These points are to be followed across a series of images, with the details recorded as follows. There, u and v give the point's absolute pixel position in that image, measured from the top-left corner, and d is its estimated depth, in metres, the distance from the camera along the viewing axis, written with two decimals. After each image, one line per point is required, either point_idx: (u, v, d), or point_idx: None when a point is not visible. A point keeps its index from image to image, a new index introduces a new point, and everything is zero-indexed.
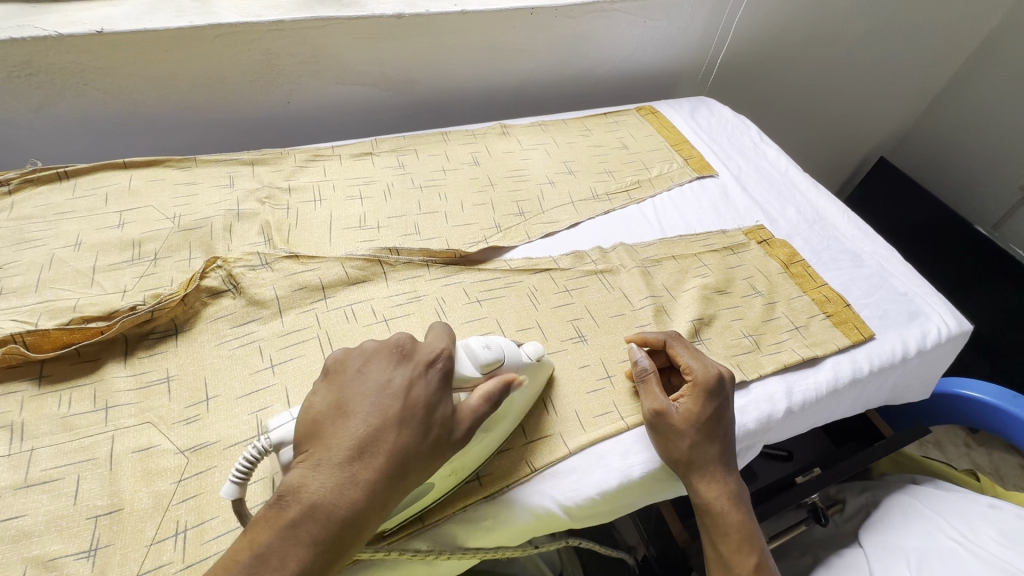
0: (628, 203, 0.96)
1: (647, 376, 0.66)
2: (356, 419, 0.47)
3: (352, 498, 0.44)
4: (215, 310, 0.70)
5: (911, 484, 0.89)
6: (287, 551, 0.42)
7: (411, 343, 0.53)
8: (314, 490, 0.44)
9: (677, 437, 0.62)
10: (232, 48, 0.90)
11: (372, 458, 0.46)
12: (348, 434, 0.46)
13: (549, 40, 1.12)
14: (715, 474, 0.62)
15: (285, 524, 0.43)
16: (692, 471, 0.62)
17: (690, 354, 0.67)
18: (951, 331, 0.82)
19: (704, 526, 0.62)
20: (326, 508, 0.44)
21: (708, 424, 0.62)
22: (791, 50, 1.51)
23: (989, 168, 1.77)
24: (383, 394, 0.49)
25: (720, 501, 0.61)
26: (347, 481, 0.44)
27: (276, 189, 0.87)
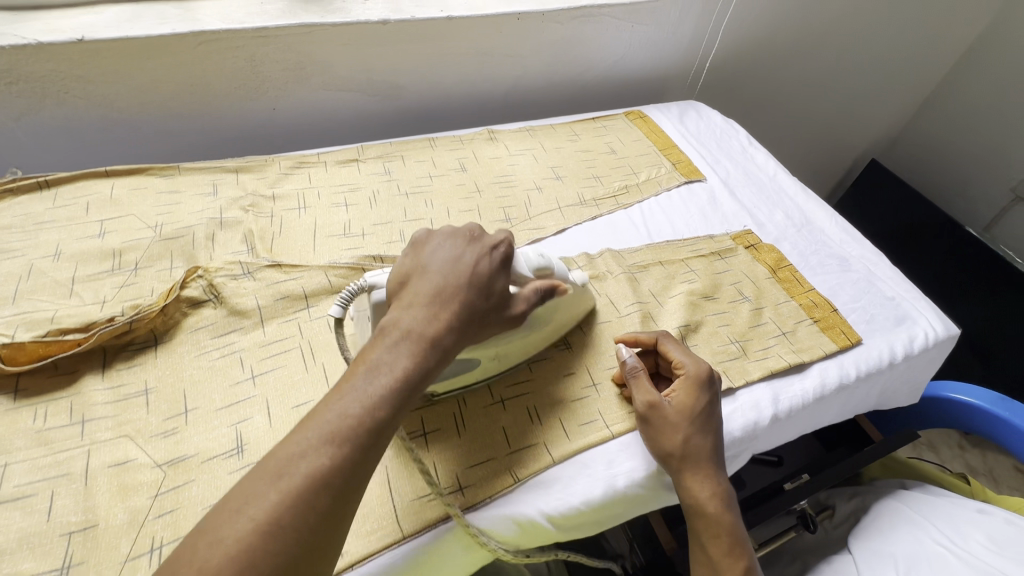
0: (616, 208, 0.96)
1: (638, 371, 0.66)
2: (436, 275, 0.54)
3: (443, 326, 0.51)
4: (196, 320, 0.69)
5: (901, 489, 0.89)
6: (392, 361, 0.48)
7: (477, 231, 0.60)
8: (409, 320, 0.50)
9: (672, 430, 0.62)
10: (216, 54, 0.90)
11: (453, 300, 0.53)
12: (430, 284, 0.53)
13: (536, 46, 1.12)
14: (707, 472, 0.61)
15: (390, 343, 0.49)
16: (686, 467, 0.61)
17: (680, 349, 0.68)
18: (939, 335, 0.82)
19: (694, 527, 0.61)
20: (423, 331, 0.50)
21: (702, 416, 0.63)
22: (781, 54, 1.51)
23: (979, 170, 1.77)
24: (455, 259, 0.56)
25: (712, 500, 0.61)
26: (435, 313, 0.51)
27: (260, 197, 0.86)
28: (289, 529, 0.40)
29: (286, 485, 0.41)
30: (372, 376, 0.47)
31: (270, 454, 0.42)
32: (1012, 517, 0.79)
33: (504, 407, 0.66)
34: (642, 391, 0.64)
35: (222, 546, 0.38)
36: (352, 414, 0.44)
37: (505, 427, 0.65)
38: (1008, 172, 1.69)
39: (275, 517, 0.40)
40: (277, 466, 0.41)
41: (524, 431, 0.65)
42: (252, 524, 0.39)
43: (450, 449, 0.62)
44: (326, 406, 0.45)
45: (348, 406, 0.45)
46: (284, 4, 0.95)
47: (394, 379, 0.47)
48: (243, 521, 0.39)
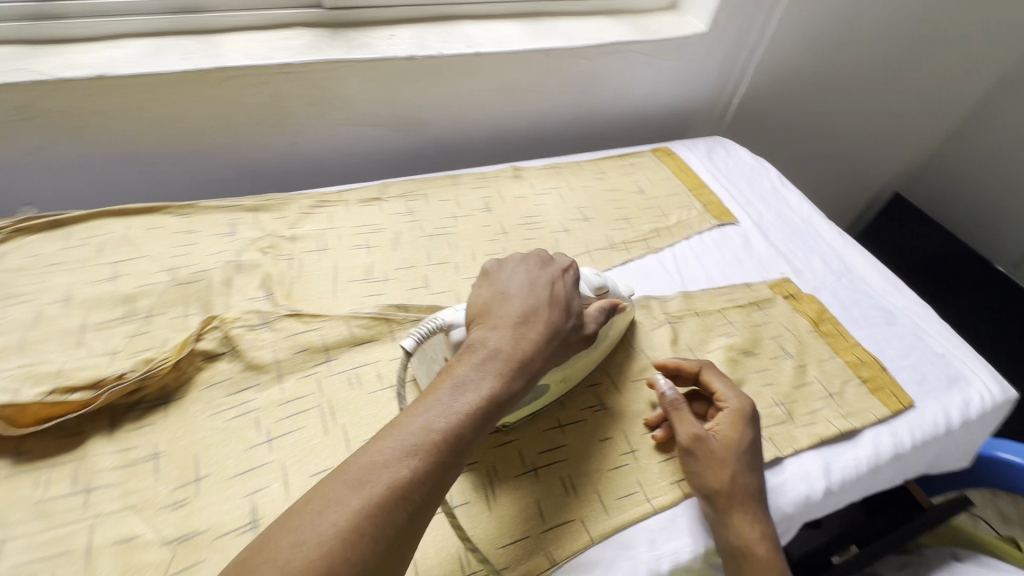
0: (647, 252, 0.92)
1: (679, 402, 0.64)
2: (519, 300, 0.57)
3: (526, 351, 0.53)
4: (210, 375, 0.65)
5: (953, 561, 0.83)
6: (480, 380, 0.49)
7: (547, 257, 0.64)
8: (496, 342, 0.52)
9: (718, 466, 0.60)
10: (239, 90, 0.88)
11: (535, 327, 0.55)
12: (514, 309, 0.56)
13: (562, 81, 1.10)
14: (755, 513, 0.58)
15: (476, 362, 0.50)
16: (733, 506, 0.58)
17: (722, 380, 0.66)
18: (995, 398, 0.77)
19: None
20: (506, 354, 0.52)
21: (748, 452, 0.61)
22: (807, 89, 1.49)
23: (1008, 206, 1.73)
24: (536, 286, 0.59)
25: (760, 544, 0.57)
26: (520, 339, 0.53)
27: (279, 238, 0.83)
28: (370, 539, 0.40)
29: (369, 491, 0.41)
30: (458, 391, 0.48)
31: (354, 459, 0.43)
32: None
33: (537, 476, 0.62)
34: (684, 423, 0.63)
35: (306, 550, 0.38)
36: (439, 428, 0.45)
37: (538, 498, 0.60)
38: None
39: (359, 524, 0.39)
40: (360, 474, 0.41)
41: (559, 504, 0.60)
42: (333, 529, 0.39)
43: (480, 526, 0.57)
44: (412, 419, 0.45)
45: (436, 419, 0.45)
46: (309, 39, 0.94)
47: (480, 398, 0.48)
48: (324, 525, 0.39)
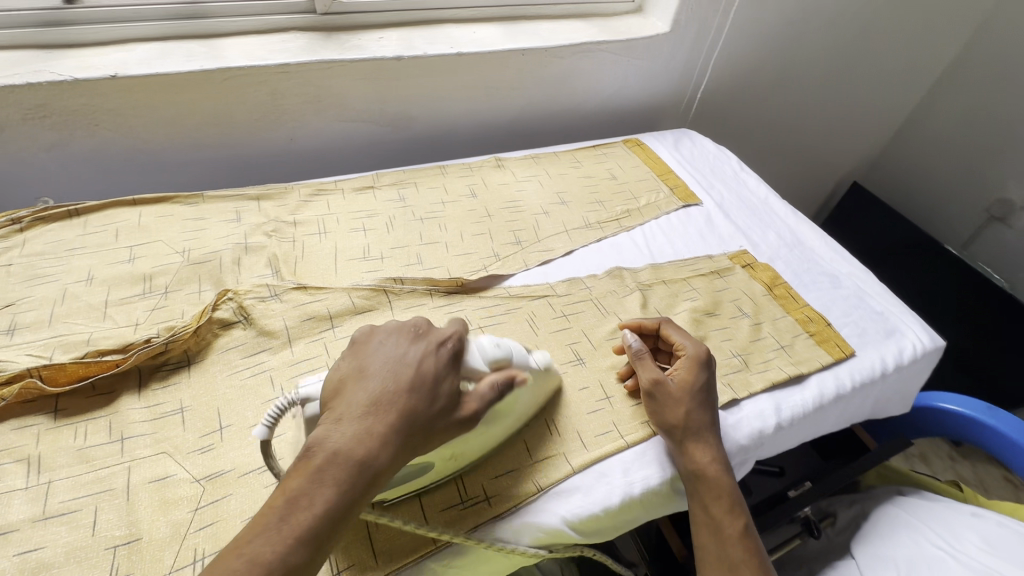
0: (619, 231, 1.02)
1: (644, 354, 0.72)
2: (374, 384, 0.52)
3: (372, 449, 0.48)
4: (226, 341, 0.72)
5: (897, 495, 0.93)
6: (314, 494, 0.46)
7: (424, 326, 0.59)
8: (337, 442, 0.48)
9: (675, 404, 0.68)
10: (241, 88, 0.95)
11: (387, 415, 0.50)
12: (366, 396, 0.51)
13: (539, 79, 1.19)
14: (708, 441, 0.66)
15: (313, 471, 0.47)
16: (688, 436, 0.66)
17: (682, 334, 0.75)
18: (925, 347, 0.88)
19: (696, 494, 0.65)
20: (347, 458, 0.47)
21: (702, 392, 0.69)
22: (766, 85, 1.61)
23: (954, 190, 1.88)
24: (398, 364, 0.54)
25: (713, 466, 0.65)
26: (367, 434, 0.49)
27: (282, 223, 0.90)
28: None
29: None
30: (290, 507, 0.45)
31: None
32: (1001, 518, 0.85)
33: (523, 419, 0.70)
34: (647, 371, 0.71)
35: None
36: (264, 551, 0.43)
37: (525, 438, 0.68)
38: (984, 193, 1.79)
39: None
40: None
41: (544, 442, 0.68)
42: None
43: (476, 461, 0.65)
44: (240, 547, 0.43)
45: (260, 550, 0.43)
46: (303, 41, 1.02)
47: (314, 517, 0.45)
48: None
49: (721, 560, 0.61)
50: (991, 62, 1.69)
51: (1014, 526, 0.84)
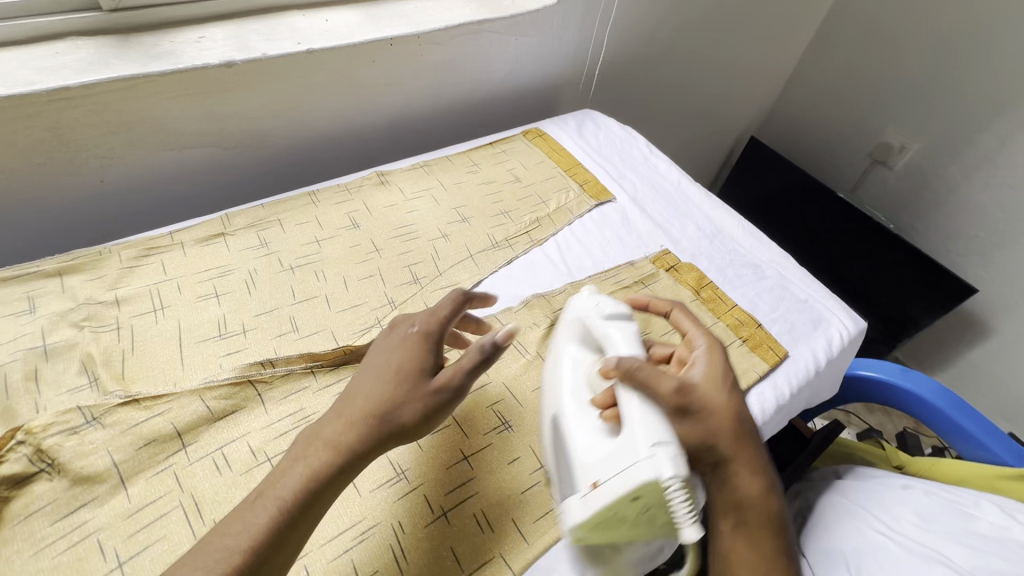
0: (531, 246, 0.90)
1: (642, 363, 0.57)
2: (377, 353, 0.57)
3: (359, 403, 0.52)
4: (25, 504, 0.52)
5: (834, 479, 0.96)
6: (313, 442, 0.50)
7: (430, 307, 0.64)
8: (341, 400, 0.54)
9: (715, 412, 0.57)
10: (2, 127, 0.69)
11: (377, 369, 0.55)
12: (373, 360, 0.56)
13: (416, 71, 1.01)
14: (752, 456, 0.58)
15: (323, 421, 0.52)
16: (744, 455, 0.57)
17: (692, 322, 0.66)
18: (851, 332, 0.86)
19: (739, 526, 0.59)
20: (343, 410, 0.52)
21: (735, 391, 0.60)
22: (662, 49, 1.53)
23: (840, 138, 1.95)
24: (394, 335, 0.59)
25: (762, 492, 0.59)
26: (359, 391, 0.53)
27: (98, 306, 0.69)
28: None
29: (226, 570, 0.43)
30: (263, 497, 0.47)
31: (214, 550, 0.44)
32: (930, 489, 0.88)
33: (448, 521, 0.58)
34: (661, 384, 0.56)
35: None
36: (247, 535, 0.45)
37: (453, 545, 0.57)
38: (866, 139, 1.87)
39: None
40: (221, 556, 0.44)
41: (477, 544, 0.57)
42: None
43: None
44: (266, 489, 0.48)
45: (276, 489, 0.47)
46: (89, 52, 0.76)
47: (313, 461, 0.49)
48: None
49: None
50: (866, 9, 1.73)
51: (941, 493, 0.87)
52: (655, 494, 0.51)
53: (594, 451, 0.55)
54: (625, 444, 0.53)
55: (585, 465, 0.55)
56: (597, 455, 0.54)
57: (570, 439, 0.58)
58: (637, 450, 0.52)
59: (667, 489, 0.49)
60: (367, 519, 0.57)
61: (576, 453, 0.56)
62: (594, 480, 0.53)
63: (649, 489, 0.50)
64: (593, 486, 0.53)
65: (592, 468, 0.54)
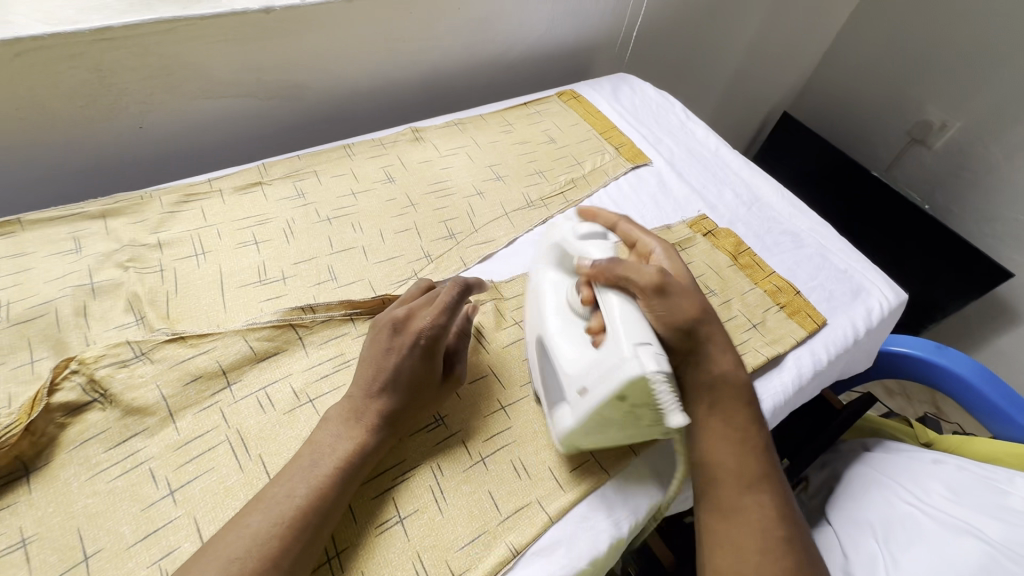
0: (566, 207, 0.88)
1: (616, 262, 0.58)
2: (384, 343, 0.56)
3: (384, 397, 0.54)
4: (80, 431, 0.54)
5: (863, 452, 0.96)
6: (350, 428, 0.53)
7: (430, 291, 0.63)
8: (357, 391, 0.55)
9: (688, 295, 0.60)
10: (47, 67, 0.69)
11: (392, 362, 0.55)
12: (379, 349, 0.56)
13: (452, 26, 0.99)
14: (722, 343, 0.61)
15: (349, 409, 0.54)
16: (716, 333, 0.60)
17: (642, 233, 0.69)
18: (891, 303, 0.84)
19: (714, 407, 0.58)
20: (368, 397, 0.54)
21: (693, 280, 0.63)
22: (698, 14, 1.48)
23: (877, 113, 1.88)
24: (400, 323, 0.57)
25: (736, 371, 0.60)
26: (377, 383, 0.55)
27: (142, 248, 0.69)
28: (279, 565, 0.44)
29: (279, 526, 0.45)
30: (310, 465, 0.50)
31: (259, 499, 0.47)
32: (962, 463, 0.87)
33: (486, 467, 0.59)
34: (642, 270, 0.57)
35: None
36: (298, 493, 0.48)
37: (491, 489, 0.57)
38: (904, 116, 1.80)
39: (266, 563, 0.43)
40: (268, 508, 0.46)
41: (514, 490, 0.58)
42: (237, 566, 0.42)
43: (436, 532, 0.53)
44: (305, 462, 0.50)
45: (317, 466, 0.50)
46: None
47: (350, 445, 0.52)
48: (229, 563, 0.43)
49: (740, 473, 0.56)
50: None
51: (973, 468, 0.85)
52: (639, 394, 0.50)
53: (579, 359, 0.54)
54: (608, 350, 0.52)
55: (568, 374, 0.54)
56: (578, 362, 0.54)
57: (556, 353, 0.57)
58: (619, 350, 0.51)
59: (653, 385, 0.48)
60: (409, 461, 0.57)
61: (562, 363, 0.55)
62: (581, 388, 0.53)
63: (634, 387, 0.49)
64: (581, 393, 0.53)
65: (578, 376, 0.53)
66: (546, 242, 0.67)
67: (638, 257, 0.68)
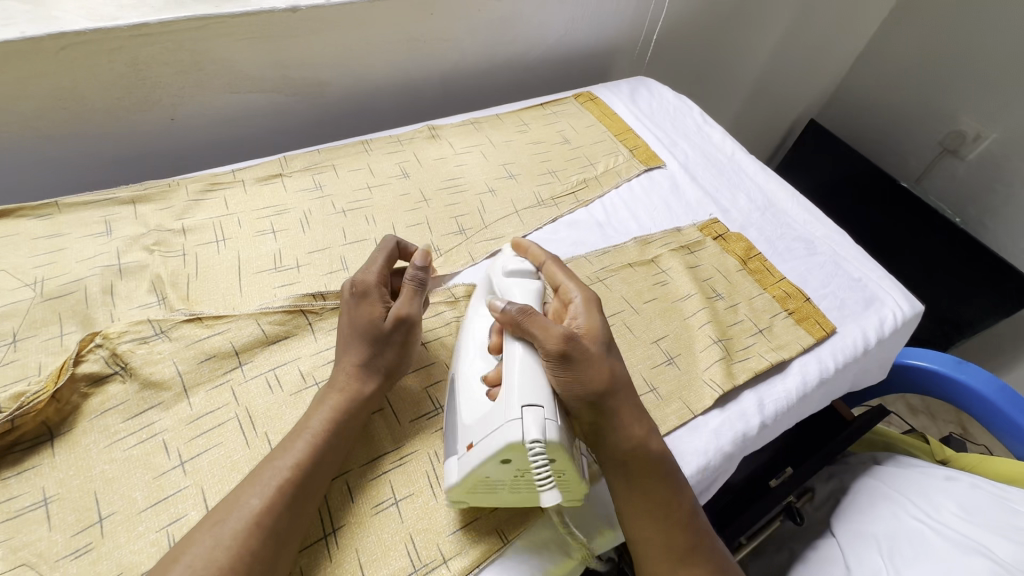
0: (576, 207, 0.89)
1: (525, 310, 0.56)
2: (352, 318, 0.58)
3: (357, 372, 0.57)
4: (101, 401, 0.57)
5: (874, 465, 0.94)
6: (329, 400, 0.55)
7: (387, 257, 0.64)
8: (338, 368, 0.57)
9: (595, 363, 0.55)
10: (87, 60, 0.73)
11: (360, 342, 0.57)
12: (347, 322, 0.59)
13: (472, 26, 1.01)
14: (634, 412, 0.56)
15: (329, 385, 0.56)
16: (625, 406, 0.56)
17: (566, 277, 0.64)
18: (905, 314, 0.82)
19: (631, 480, 0.55)
20: (342, 374, 0.56)
21: (607, 340, 0.57)
22: (722, 19, 1.47)
23: (909, 123, 1.83)
24: (367, 300, 0.59)
25: (648, 439, 0.56)
26: (347, 359, 0.57)
27: (167, 233, 0.73)
28: (272, 530, 0.46)
29: (271, 492, 0.47)
30: (299, 437, 0.52)
31: (258, 468, 0.49)
32: (978, 481, 0.83)
33: None
34: (545, 330, 0.54)
35: (219, 546, 0.44)
36: (291, 462, 0.50)
37: None
38: (936, 126, 1.75)
39: (260, 526, 0.46)
40: (262, 475, 0.48)
41: None
42: (235, 529, 0.45)
43: (429, 515, 0.55)
44: (295, 435, 0.52)
45: (302, 437, 0.51)
46: None
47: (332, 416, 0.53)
48: (227, 528, 0.45)
49: (668, 548, 0.54)
50: None
51: (988, 487, 0.82)
52: (519, 458, 0.49)
53: (475, 411, 0.54)
54: (498, 407, 0.51)
55: (466, 427, 0.54)
56: (475, 418, 0.53)
57: (462, 399, 0.56)
58: (505, 411, 0.50)
59: (530, 453, 0.49)
60: (406, 446, 0.59)
61: (463, 416, 0.55)
62: (469, 443, 0.52)
63: (516, 452, 0.49)
64: (468, 448, 0.52)
65: (470, 430, 0.53)
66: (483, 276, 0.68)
67: (558, 304, 0.63)
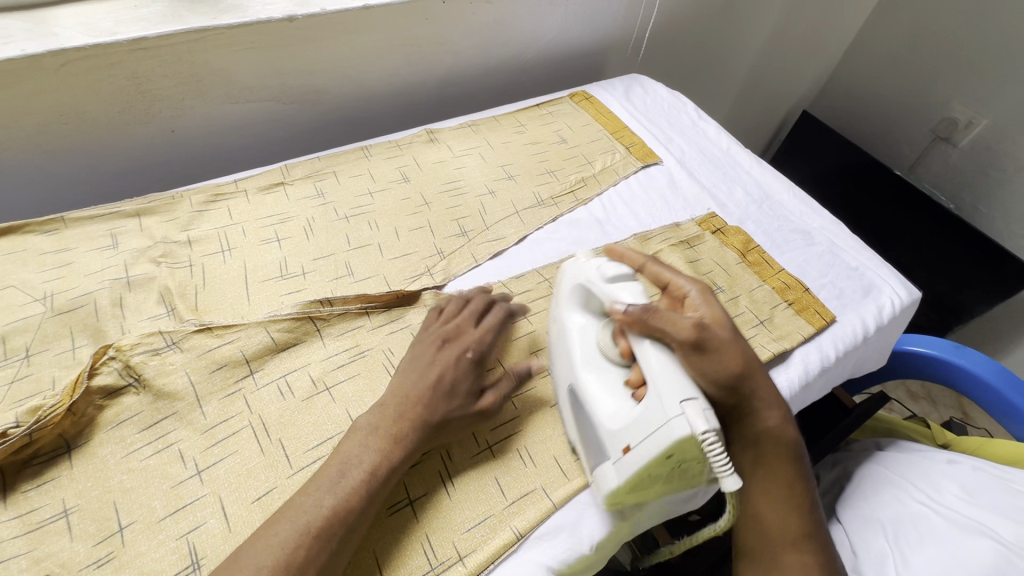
0: (575, 205, 0.90)
1: (650, 309, 0.55)
2: (456, 379, 0.59)
3: (410, 431, 0.54)
4: (116, 413, 0.58)
5: (876, 451, 0.96)
6: (367, 454, 0.52)
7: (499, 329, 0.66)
8: (382, 422, 0.54)
9: (727, 347, 0.56)
10: (88, 75, 0.74)
11: (439, 401, 0.57)
12: (443, 380, 0.58)
13: (466, 30, 1.02)
14: (772, 399, 0.59)
15: (365, 433, 0.53)
16: (764, 387, 0.58)
17: (673, 273, 0.64)
18: (903, 300, 0.84)
19: (760, 462, 0.59)
20: (384, 429, 0.54)
21: (734, 323, 0.59)
22: (712, 14, 1.48)
23: (900, 111, 1.84)
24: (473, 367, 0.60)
25: (782, 424, 0.60)
26: (399, 417, 0.55)
27: (173, 245, 0.74)
28: (311, 559, 0.45)
29: (310, 526, 0.46)
30: (340, 475, 0.50)
31: (292, 503, 0.48)
32: (978, 463, 0.86)
33: (491, 454, 0.61)
34: (676, 323, 0.54)
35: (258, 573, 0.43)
36: (329, 499, 0.48)
37: (496, 475, 0.60)
38: (928, 114, 1.76)
39: (299, 556, 0.45)
40: (299, 507, 0.48)
41: (521, 476, 0.60)
42: (274, 559, 0.44)
43: (443, 514, 0.56)
44: (333, 469, 0.51)
45: (341, 479, 0.50)
46: (165, 6, 0.80)
47: (370, 469, 0.51)
48: (264, 558, 0.44)
49: (788, 532, 0.58)
50: None
51: (988, 469, 0.84)
52: (687, 452, 0.49)
53: (623, 416, 0.54)
54: (653, 407, 0.50)
55: (612, 431, 0.54)
56: (623, 421, 0.53)
57: (597, 405, 0.56)
58: (662, 408, 0.49)
59: (704, 444, 0.47)
60: None
61: (603, 420, 0.55)
62: (626, 446, 0.52)
63: (685, 446, 0.48)
64: (626, 451, 0.52)
65: (624, 433, 0.53)
66: (570, 279, 0.66)
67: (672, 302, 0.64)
